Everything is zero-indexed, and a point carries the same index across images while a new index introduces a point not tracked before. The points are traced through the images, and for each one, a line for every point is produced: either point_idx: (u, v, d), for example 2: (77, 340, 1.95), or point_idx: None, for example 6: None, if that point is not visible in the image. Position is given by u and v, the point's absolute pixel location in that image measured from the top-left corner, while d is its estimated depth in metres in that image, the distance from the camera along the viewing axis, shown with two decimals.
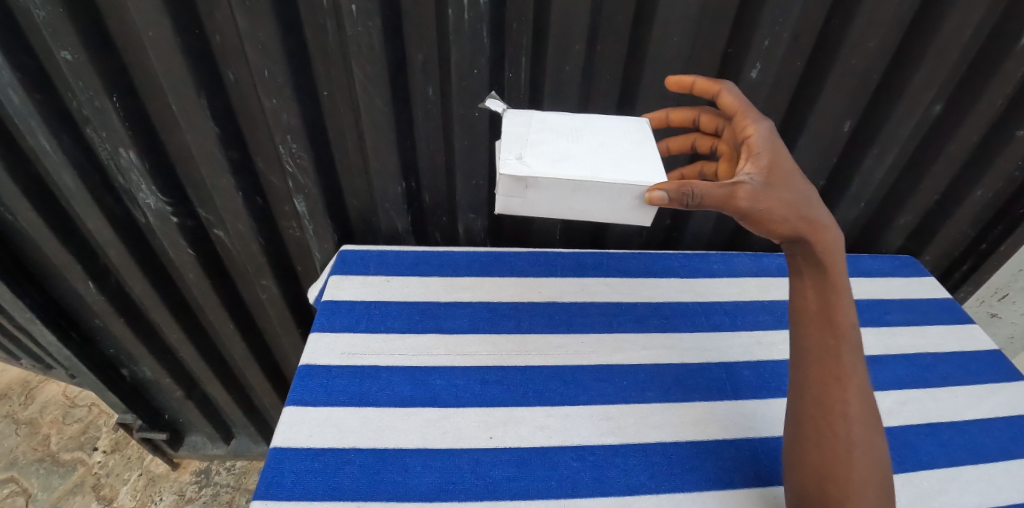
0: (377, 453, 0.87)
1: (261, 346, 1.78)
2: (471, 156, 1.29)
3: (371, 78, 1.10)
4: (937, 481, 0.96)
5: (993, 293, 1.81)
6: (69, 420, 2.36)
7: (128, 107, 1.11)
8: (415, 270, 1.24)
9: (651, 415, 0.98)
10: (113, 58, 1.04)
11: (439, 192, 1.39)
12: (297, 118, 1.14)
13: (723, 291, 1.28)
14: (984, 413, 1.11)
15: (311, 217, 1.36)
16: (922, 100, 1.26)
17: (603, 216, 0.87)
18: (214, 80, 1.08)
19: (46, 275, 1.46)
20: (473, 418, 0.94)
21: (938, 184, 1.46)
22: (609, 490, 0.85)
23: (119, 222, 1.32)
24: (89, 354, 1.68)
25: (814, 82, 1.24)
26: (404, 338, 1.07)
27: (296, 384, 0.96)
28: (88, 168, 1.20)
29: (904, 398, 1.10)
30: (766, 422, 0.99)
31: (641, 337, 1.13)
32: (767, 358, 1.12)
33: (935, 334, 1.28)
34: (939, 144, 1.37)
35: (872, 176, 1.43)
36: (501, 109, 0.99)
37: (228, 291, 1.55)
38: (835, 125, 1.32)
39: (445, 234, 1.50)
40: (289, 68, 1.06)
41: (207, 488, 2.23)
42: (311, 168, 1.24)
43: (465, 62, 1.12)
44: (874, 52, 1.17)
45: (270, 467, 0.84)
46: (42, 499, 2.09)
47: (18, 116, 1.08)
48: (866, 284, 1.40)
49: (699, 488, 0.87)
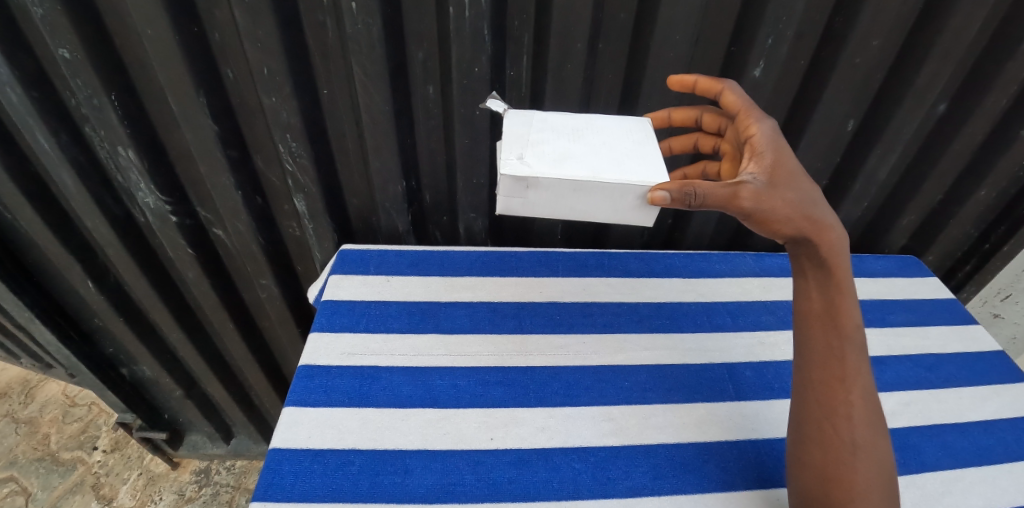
0: (377, 454, 0.87)
1: (260, 345, 1.77)
2: (472, 155, 1.28)
3: (371, 76, 1.09)
4: (941, 483, 0.95)
5: (996, 294, 1.81)
6: (68, 419, 2.35)
7: (127, 105, 1.10)
8: (415, 269, 1.23)
9: (653, 416, 0.97)
10: (112, 56, 1.03)
11: (439, 192, 1.38)
12: (296, 116, 1.13)
13: (725, 291, 1.27)
14: (988, 415, 1.10)
15: (311, 216, 1.35)
16: (926, 99, 1.25)
17: (604, 217, 0.86)
18: (213, 78, 1.08)
19: (45, 274, 1.45)
20: (473, 419, 0.93)
21: (942, 183, 1.45)
22: (610, 492, 0.85)
23: (118, 222, 1.31)
24: (89, 354, 1.67)
25: (817, 81, 1.23)
26: (404, 338, 1.06)
27: (296, 385, 0.96)
28: (87, 167, 1.19)
29: (908, 400, 1.09)
30: (768, 424, 0.99)
31: (642, 337, 1.13)
32: (770, 359, 1.11)
33: (938, 335, 1.27)
34: (943, 143, 1.36)
35: (875, 176, 1.42)
36: (501, 108, 0.98)
37: (227, 291, 1.55)
38: (838, 125, 1.31)
39: (445, 233, 1.50)
40: (288, 66, 1.05)
41: (207, 488, 2.22)
42: (311, 167, 1.23)
43: (465, 60, 1.11)
44: (878, 50, 1.16)
45: (269, 468, 0.83)
46: (42, 498, 2.08)
47: (17, 115, 1.07)
48: (868, 285, 1.39)
49: (701, 490, 0.87)
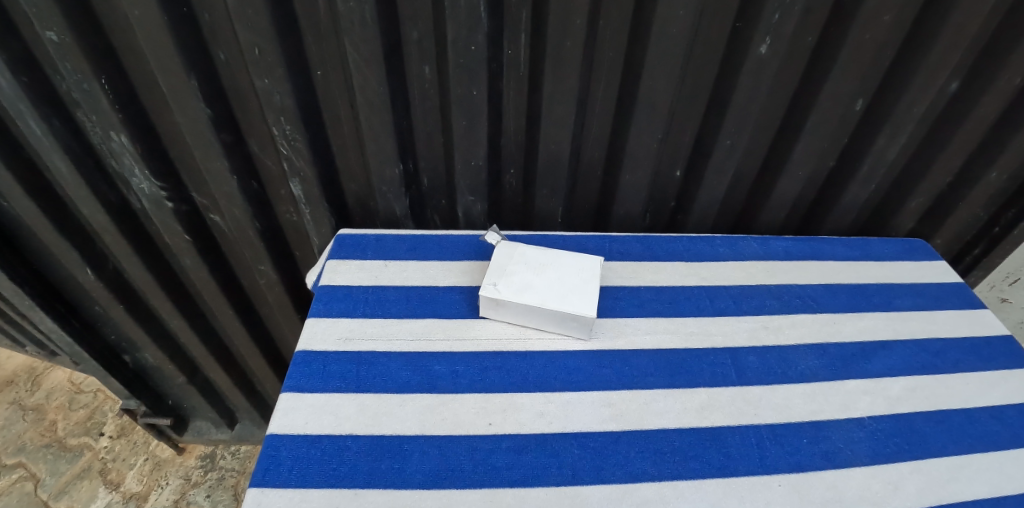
0: (375, 439, 0.86)
1: (260, 329, 1.76)
2: (470, 137, 1.25)
3: (365, 55, 1.06)
4: (947, 469, 0.94)
5: (1004, 278, 1.79)
6: (75, 406, 2.37)
7: (117, 89, 1.08)
8: (412, 254, 1.21)
9: (654, 401, 0.96)
10: (100, 39, 1.01)
11: (438, 174, 1.35)
12: (290, 98, 1.11)
13: (728, 275, 1.25)
14: (995, 400, 1.08)
15: (308, 201, 1.33)
16: (937, 76, 1.21)
17: (592, 315, 0.99)
18: (203, 59, 1.05)
19: (45, 260, 1.45)
20: (472, 404, 0.92)
21: (952, 165, 1.41)
22: (610, 479, 0.84)
23: (113, 208, 1.30)
24: (91, 341, 1.68)
25: (825, 59, 1.19)
26: (403, 324, 1.05)
27: (293, 370, 0.95)
28: (80, 152, 1.18)
29: (913, 385, 1.07)
30: (771, 408, 0.97)
31: (644, 321, 1.11)
32: (773, 343, 1.10)
33: (945, 319, 1.25)
34: (955, 122, 1.32)
35: (884, 157, 1.39)
36: (499, 244, 1.15)
37: (225, 276, 1.53)
38: (846, 105, 1.27)
39: (445, 217, 1.47)
40: (280, 44, 1.03)
41: (212, 472, 2.24)
42: (306, 151, 1.21)
43: (462, 38, 1.07)
44: (889, 25, 1.12)
45: (266, 454, 0.83)
46: (51, 484, 2.11)
47: (7, 100, 1.06)
48: (875, 268, 1.37)
49: (702, 476, 0.86)
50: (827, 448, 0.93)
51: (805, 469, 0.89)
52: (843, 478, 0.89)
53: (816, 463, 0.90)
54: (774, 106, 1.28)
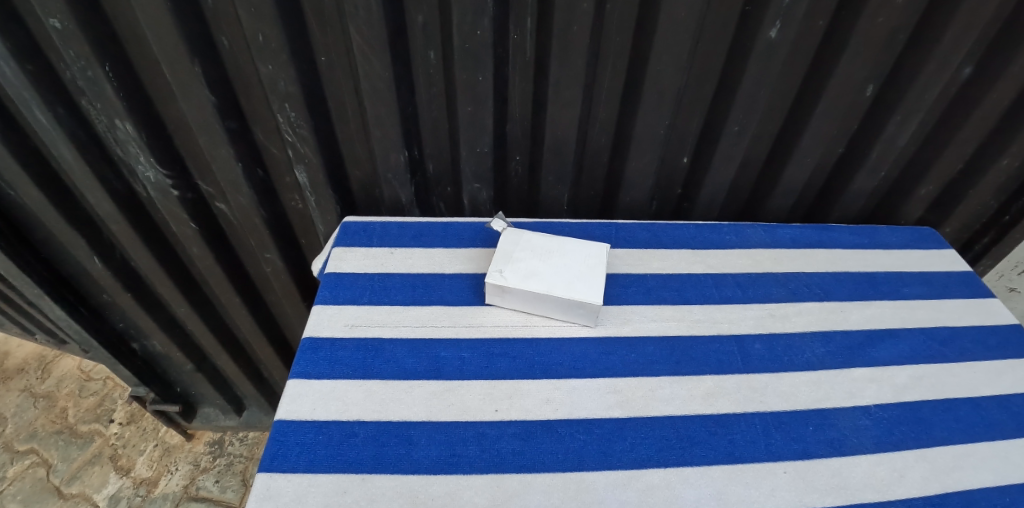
0: (382, 425, 0.86)
1: (267, 317, 1.77)
2: (475, 124, 1.24)
3: (369, 40, 1.05)
4: (952, 458, 0.93)
5: (1014, 267, 1.78)
6: (84, 393, 2.40)
7: (121, 77, 1.07)
8: (418, 241, 1.21)
9: (660, 388, 0.96)
10: (102, 25, 1.00)
11: (443, 161, 1.35)
12: (294, 85, 1.10)
13: (735, 262, 1.25)
14: (1003, 389, 1.07)
15: (313, 188, 1.33)
16: (950, 61, 1.19)
17: (598, 303, 0.99)
18: (205, 45, 1.04)
19: (52, 249, 1.46)
20: (478, 391, 0.92)
21: (963, 152, 1.39)
22: (615, 465, 0.84)
23: (119, 196, 1.30)
24: (100, 329, 1.70)
25: (836, 43, 1.17)
26: (409, 310, 1.05)
27: (301, 357, 0.95)
28: (85, 140, 1.18)
29: (920, 374, 1.07)
30: (776, 395, 0.97)
31: (649, 308, 1.11)
32: (779, 330, 1.10)
33: (953, 308, 1.24)
34: (967, 108, 1.30)
35: (893, 143, 1.37)
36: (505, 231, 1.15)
37: (232, 264, 1.54)
38: (856, 90, 1.25)
39: (450, 204, 1.47)
40: (284, 30, 1.02)
41: (221, 458, 2.26)
42: (311, 138, 1.21)
43: (467, 22, 1.06)
44: (902, 8, 1.10)
45: (275, 439, 0.83)
46: (63, 469, 2.14)
47: (13, 88, 1.06)
48: (882, 256, 1.36)
49: (707, 462, 0.86)
50: (832, 435, 0.93)
51: (810, 456, 0.89)
52: (848, 465, 0.89)
53: (821, 451, 0.90)
54: (783, 92, 1.26)
